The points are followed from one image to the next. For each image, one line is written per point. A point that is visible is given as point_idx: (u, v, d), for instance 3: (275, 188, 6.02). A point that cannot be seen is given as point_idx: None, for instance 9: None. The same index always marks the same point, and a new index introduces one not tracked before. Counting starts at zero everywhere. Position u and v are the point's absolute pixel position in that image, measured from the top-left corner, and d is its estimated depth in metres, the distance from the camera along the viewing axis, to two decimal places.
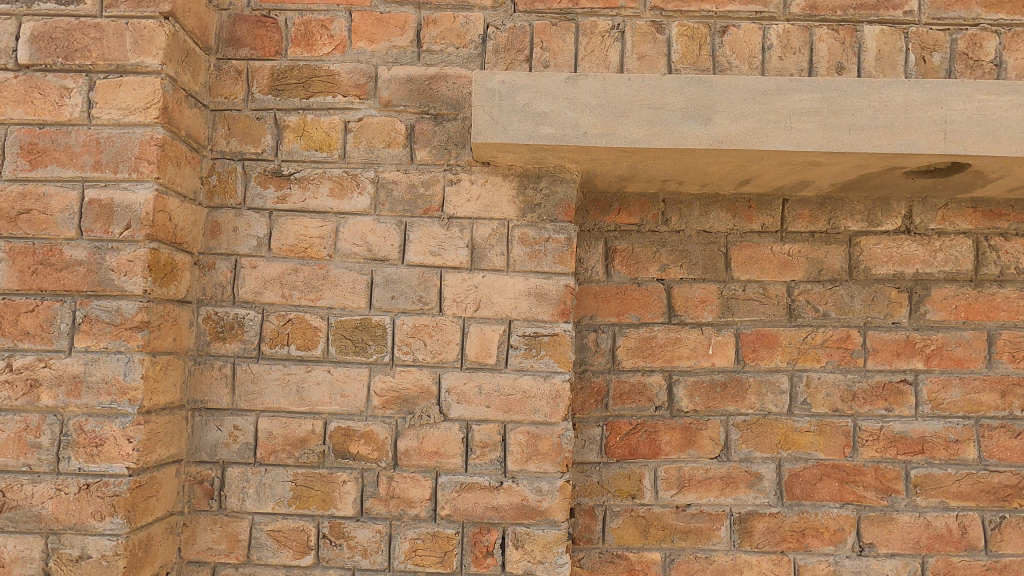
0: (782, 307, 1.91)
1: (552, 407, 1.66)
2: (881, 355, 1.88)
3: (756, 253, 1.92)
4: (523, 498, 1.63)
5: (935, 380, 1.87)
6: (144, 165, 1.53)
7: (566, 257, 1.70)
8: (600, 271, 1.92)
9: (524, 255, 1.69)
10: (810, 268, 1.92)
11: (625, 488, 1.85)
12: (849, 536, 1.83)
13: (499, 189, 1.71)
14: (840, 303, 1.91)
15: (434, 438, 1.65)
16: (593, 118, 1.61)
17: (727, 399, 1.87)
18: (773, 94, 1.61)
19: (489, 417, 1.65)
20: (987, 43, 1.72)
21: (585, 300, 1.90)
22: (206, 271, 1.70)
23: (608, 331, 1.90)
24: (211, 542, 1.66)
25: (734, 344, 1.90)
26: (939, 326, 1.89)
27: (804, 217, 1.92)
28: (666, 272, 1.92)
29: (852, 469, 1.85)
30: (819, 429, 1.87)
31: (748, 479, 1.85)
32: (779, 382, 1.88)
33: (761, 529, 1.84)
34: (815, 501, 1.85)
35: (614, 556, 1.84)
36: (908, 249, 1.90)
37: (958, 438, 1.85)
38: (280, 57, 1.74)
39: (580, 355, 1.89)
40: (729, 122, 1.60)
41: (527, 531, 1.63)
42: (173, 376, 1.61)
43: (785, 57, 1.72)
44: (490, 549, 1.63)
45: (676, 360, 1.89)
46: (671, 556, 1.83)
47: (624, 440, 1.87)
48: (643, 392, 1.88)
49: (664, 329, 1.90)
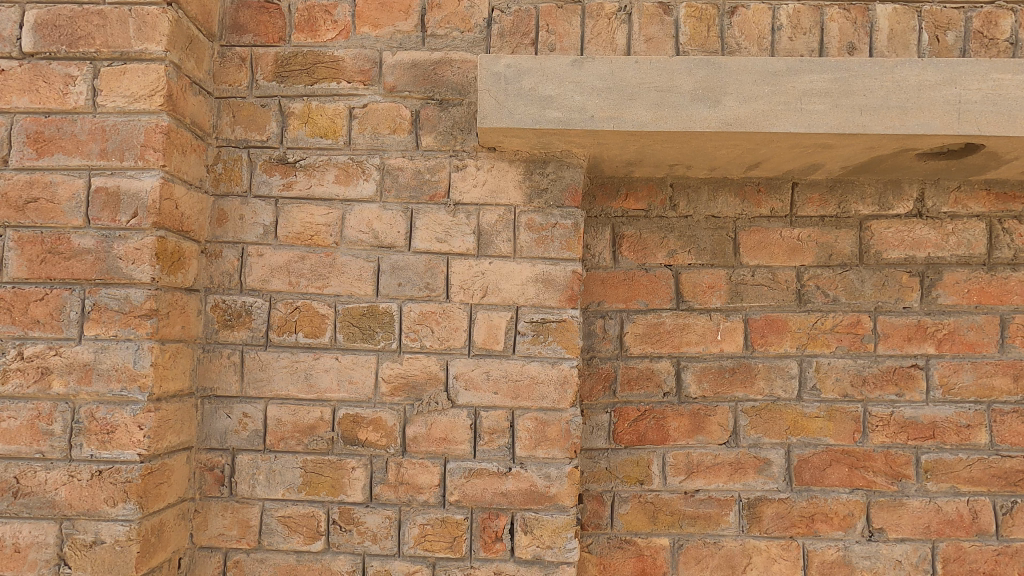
0: (791, 292, 1.89)
1: (560, 393, 1.65)
2: (891, 341, 1.86)
3: (765, 238, 1.90)
4: (531, 483, 1.64)
5: (946, 365, 1.85)
6: (149, 153, 1.53)
7: (573, 243, 1.69)
8: (607, 258, 1.91)
9: (531, 241, 1.69)
10: (820, 253, 1.89)
11: (633, 474, 1.85)
12: (859, 521, 1.82)
13: (505, 175, 1.70)
14: (850, 288, 1.89)
15: (442, 424, 1.65)
16: (600, 101, 1.59)
17: (736, 385, 1.87)
18: (783, 75, 1.58)
19: (497, 404, 1.65)
20: (1003, 21, 1.69)
21: (592, 287, 1.90)
22: (213, 260, 1.70)
23: (615, 318, 1.89)
24: (222, 528, 1.67)
25: (742, 330, 1.88)
26: (950, 310, 1.87)
27: (813, 201, 1.90)
28: (674, 258, 1.91)
29: (861, 454, 1.84)
30: (828, 414, 1.86)
31: (757, 464, 1.85)
32: (787, 367, 1.87)
33: (770, 514, 1.83)
34: (824, 486, 1.84)
35: (622, 541, 1.84)
36: (919, 233, 1.88)
37: (969, 423, 1.83)
38: (284, 44, 1.73)
39: (587, 341, 1.88)
40: (738, 104, 1.58)
41: (535, 517, 1.63)
42: (182, 364, 1.61)
43: (795, 37, 1.69)
44: (498, 534, 1.63)
45: (683, 346, 1.88)
46: (680, 542, 1.83)
47: (632, 426, 1.86)
48: (651, 378, 1.87)
49: (672, 315, 1.89)
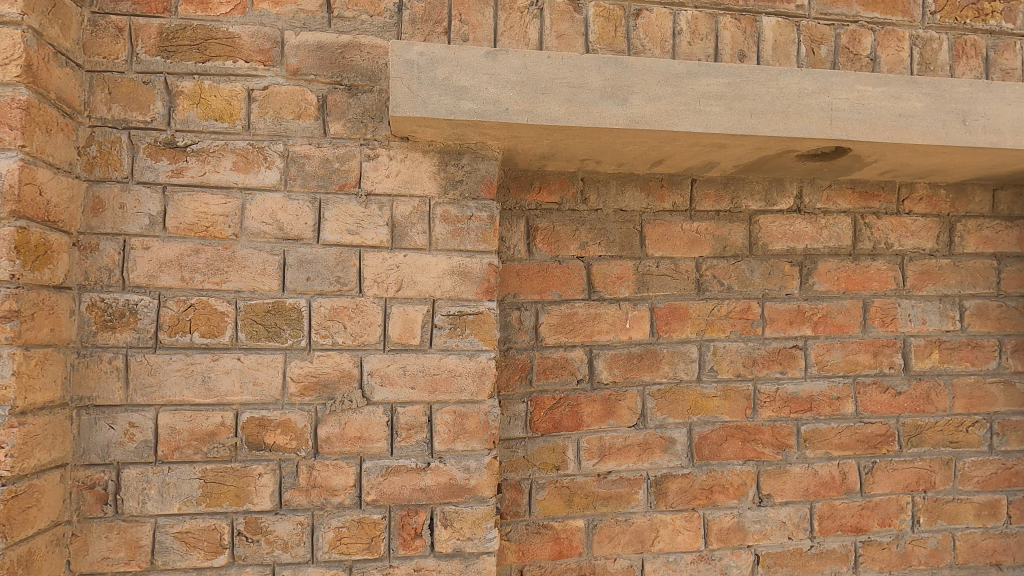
0: (691, 282, 2.02)
1: (478, 385, 1.66)
2: (776, 324, 2.06)
3: (668, 230, 2.02)
4: (450, 477, 1.63)
5: (821, 344, 2.07)
6: (4, 131, 1.34)
7: (488, 235, 1.69)
8: (522, 250, 1.94)
9: (446, 233, 1.67)
10: (716, 245, 2.04)
11: (549, 460, 1.90)
12: (750, 489, 2.00)
13: (419, 165, 1.66)
14: (742, 277, 2.05)
15: (357, 423, 1.60)
16: (514, 94, 1.60)
17: (643, 370, 1.97)
18: (684, 77, 1.68)
19: (414, 399, 1.63)
20: (865, 39, 1.90)
21: (508, 278, 1.92)
22: (88, 253, 1.52)
23: (530, 309, 1.93)
24: (106, 551, 1.51)
25: (649, 318, 1.99)
26: (824, 296, 2.09)
27: (710, 196, 2.04)
28: (586, 250, 1.97)
29: (752, 428, 2.02)
30: (724, 393, 2.02)
31: (663, 444, 1.97)
32: (689, 351, 2.01)
33: (674, 489, 1.96)
34: (721, 460, 2.00)
35: (540, 526, 1.89)
36: (799, 226, 2.08)
37: (839, 394, 2.07)
38: (169, 15, 1.57)
39: (504, 332, 1.90)
40: (644, 103, 1.66)
41: (455, 510, 1.63)
42: (52, 372, 1.43)
43: (694, 42, 1.80)
44: (418, 531, 1.61)
45: (595, 335, 1.95)
46: (594, 522, 1.91)
47: (548, 414, 1.91)
48: (565, 367, 1.93)
49: (584, 305, 1.95)
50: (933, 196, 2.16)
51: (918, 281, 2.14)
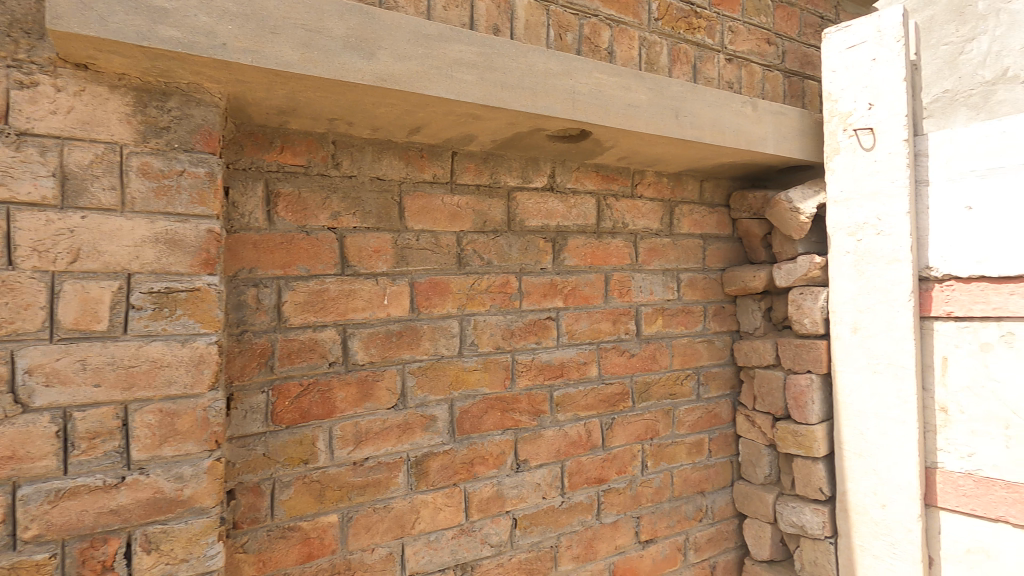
0: (452, 256, 1.99)
1: (194, 375, 1.37)
2: (532, 297, 2.15)
3: (428, 203, 1.94)
4: (156, 491, 1.33)
5: (570, 315, 2.24)
6: None
7: (206, 197, 1.41)
8: (260, 218, 1.68)
9: (146, 191, 1.34)
10: (476, 219, 2.04)
11: (296, 455, 1.70)
12: (509, 457, 2.08)
13: (103, 103, 1.30)
14: (501, 252, 2.09)
15: (7, 439, 1.20)
16: (232, 28, 1.33)
17: (403, 348, 1.88)
18: (435, 39, 1.60)
19: (100, 400, 1.28)
20: (603, 33, 2.06)
21: (240, 250, 1.64)
22: None
23: (271, 286, 1.68)
24: None
25: (408, 293, 1.90)
26: (573, 270, 2.25)
27: (470, 170, 2.02)
28: (338, 221, 1.79)
29: (511, 398, 2.09)
30: (484, 366, 2.04)
31: (423, 423, 1.91)
32: (450, 327, 1.97)
33: (436, 467, 1.93)
34: (481, 432, 2.03)
35: (285, 529, 1.68)
36: (552, 204, 2.20)
37: (585, 360, 2.27)
38: None
39: (236, 314, 1.63)
40: (392, 60, 1.53)
41: (163, 530, 1.33)
42: None
43: (448, 8, 1.74)
44: (108, 563, 1.29)
45: (349, 313, 1.79)
46: (350, 514, 1.78)
47: (294, 404, 1.70)
48: (314, 349, 1.74)
49: (336, 281, 1.78)
50: (659, 183, 2.47)
51: (647, 257, 2.44)
